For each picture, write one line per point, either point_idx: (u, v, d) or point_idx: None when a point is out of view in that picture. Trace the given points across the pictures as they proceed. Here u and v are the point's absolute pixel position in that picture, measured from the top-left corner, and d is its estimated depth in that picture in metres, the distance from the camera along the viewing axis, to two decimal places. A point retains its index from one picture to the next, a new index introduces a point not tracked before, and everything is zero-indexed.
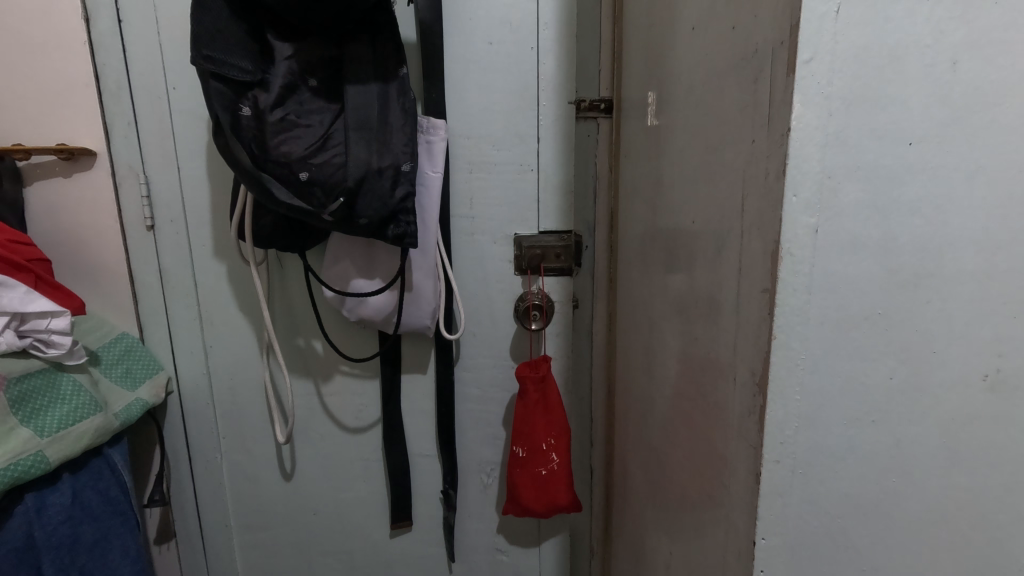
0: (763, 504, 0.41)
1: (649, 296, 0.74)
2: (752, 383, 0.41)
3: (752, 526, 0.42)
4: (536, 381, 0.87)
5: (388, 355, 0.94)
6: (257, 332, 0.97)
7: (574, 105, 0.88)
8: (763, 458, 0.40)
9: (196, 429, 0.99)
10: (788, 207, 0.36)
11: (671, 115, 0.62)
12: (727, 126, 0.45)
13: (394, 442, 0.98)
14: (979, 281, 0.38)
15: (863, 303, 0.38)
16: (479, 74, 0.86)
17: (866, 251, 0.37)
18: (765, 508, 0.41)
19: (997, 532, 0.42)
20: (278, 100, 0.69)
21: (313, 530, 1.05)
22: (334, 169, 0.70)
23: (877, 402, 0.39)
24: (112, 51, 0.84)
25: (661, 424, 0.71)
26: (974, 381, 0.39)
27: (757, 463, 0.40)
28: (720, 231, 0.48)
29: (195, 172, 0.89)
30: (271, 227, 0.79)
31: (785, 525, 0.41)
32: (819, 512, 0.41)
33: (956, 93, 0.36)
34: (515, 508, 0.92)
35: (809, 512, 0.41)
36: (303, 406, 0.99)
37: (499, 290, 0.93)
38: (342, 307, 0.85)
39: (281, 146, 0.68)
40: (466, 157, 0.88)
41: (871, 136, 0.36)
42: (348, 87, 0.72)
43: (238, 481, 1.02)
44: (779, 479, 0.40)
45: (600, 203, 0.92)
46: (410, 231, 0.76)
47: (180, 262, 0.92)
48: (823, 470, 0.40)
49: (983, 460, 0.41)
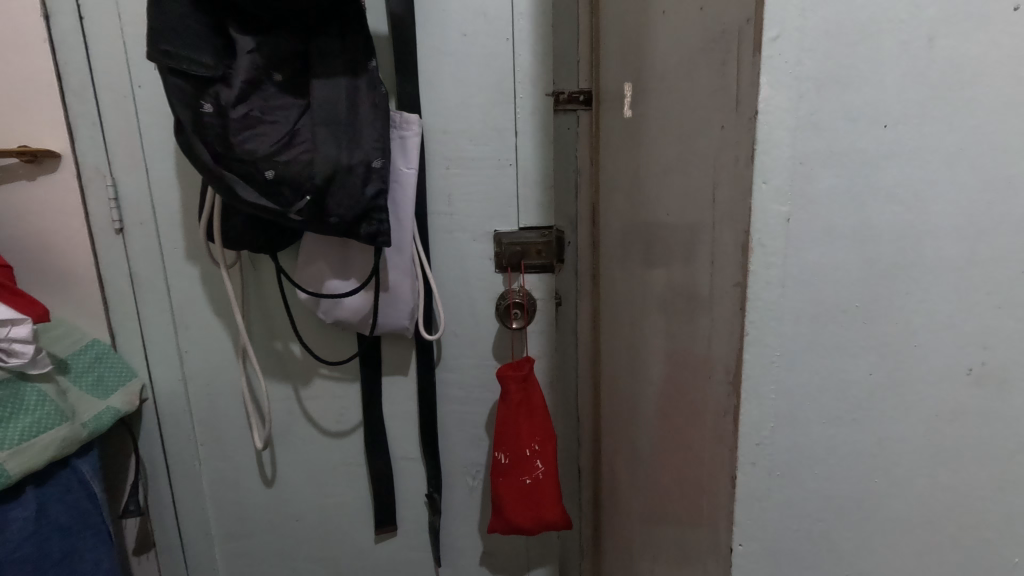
0: (740, 508, 0.39)
1: (635, 296, 0.70)
2: (727, 382, 0.39)
3: (729, 532, 0.40)
4: (518, 382, 0.84)
5: (367, 356, 0.92)
6: (233, 336, 0.94)
7: (552, 97, 0.85)
8: (738, 461, 0.38)
9: (173, 436, 0.96)
10: (758, 194, 0.34)
11: (646, 104, 0.60)
12: (698, 112, 0.43)
13: (377, 446, 0.96)
14: (962, 271, 0.36)
15: (841, 295, 0.36)
16: (454, 67, 0.83)
17: (842, 241, 0.35)
18: (742, 512, 0.39)
19: (987, 532, 0.40)
20: (242, 96, 0.66)
21: (297, 537, 1.02)
22: (301, 166, 0.67)
23: (859, 400, 0.37)
24: (75, 49, 0.81)
25: (647, 426, 0.68)
26: (959, 375, 0.37)
27: (733, 466, 0.38)
28: (694, 224, 0.46)
29: (165, 173, 0.87)
30: (241, 228, 0.77)
31: (764, 531, 0.39)
32: (801, 515, 0.39)
33: (934, 71, 0.34)
34: (501, 524, 0.90)
35: (791, 516, 0.39)
36: (282, 411, 0.96)
37: (480, 289, 0.91)
38: (317, 309, 0.83)
39: (246, 143, 0.66)
40: (444, 153, 0.86)
41: (845, 118, 0.34)
42: (316, 82, 0.69)
43: (218, 488, 1.00)
44: (756, 483, 0.38)
45: (582, 198, 0.89)
46: (384, 229, 0.74)
47: (152, 265, 0.90)
48: (803, 472, 0.38)
49: (970, 457, 0.39)
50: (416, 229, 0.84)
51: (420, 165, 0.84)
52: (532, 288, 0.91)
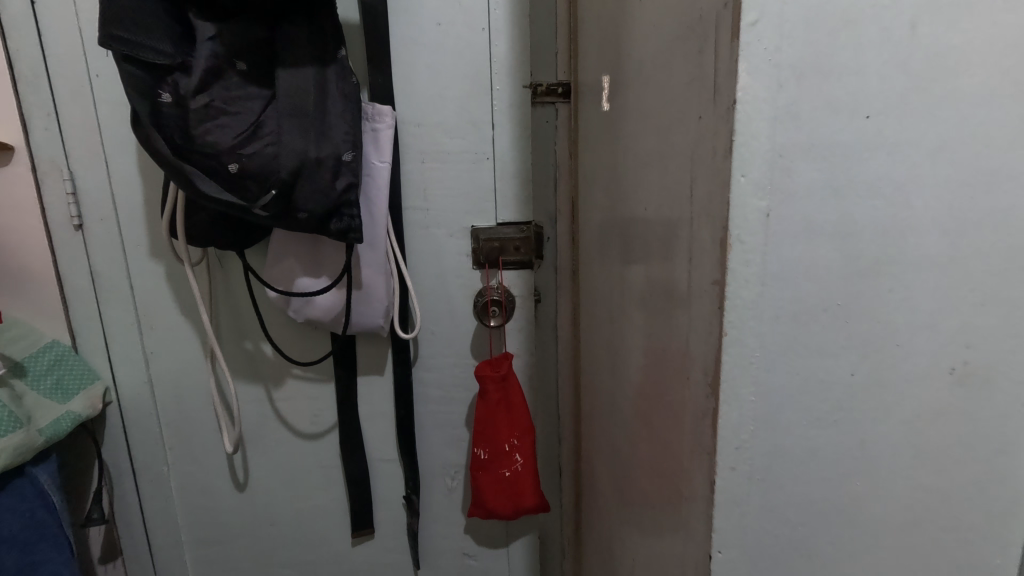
0: (719, 514, 0.37)
1: (614, 293, 0.69)
2: (705, 384, 0.37)
3: (708, 539, 0.38)
4: (497, 379, 0.82)
5: (342, 356, 0.90)
6: (201, 336, 0.91)
7: (530, 90, 0.83)
8: (717, 466, 0.37)
9: (139, 440, 0.93)
10: (736, 188, 0.33)
11: (624, 96, 0.58)
12: (675, 103, 0.42)
13: (353, 447, 0.94)
14: (945, 267, 0.35)
15: (821, 293, 0.35)
16: (428, 58, 0.81)
17: (823, 236, 0.34)
18: (720, 518, 0.37)
19: (968, 533, 0.39)
20: (203, 85, 0.63)
21: (271, 542, 1.00)
22: (266, 160, 0.65)
23: (840, 401, 0.36)
24: (27, 35, 0.77)
25: (627, 425, 0.67)
26: (941, 374, 0.36)
27: (711, 471, 0.37)
28: (672, 219, 0.44)
29: (126, 167, 0.83)
30: (206, 224, 0.74)
31: (742, 537, 0.38)
32: (781, 520, 0.38)
33: (916, 60, 0.32)
34: (481, 512, 0.88)
35: (770, 521, 0.38)
36: (254, 413, 0.94)
37: (457, 286, 0.89)
38: (287, 308, 0.80)
39: (207, 135, 0.63)
40: (419, 146, 0.84)
41: (826, 109, 0.32)
42: (282, 71, 0.66)
43: (188, 493, 0.97)
44: (735, 488, 0.37)
45: (561, 193, 0.87)
46: (355, 225, 0.71)
47: (114, 263, 0.86)
48: (783, 476, 0.37)
49: (951, 458, 0.38)
50: (390, 225, 0.82)
51: (394, 159, 0.82)
52: (511, 284, 0.89)
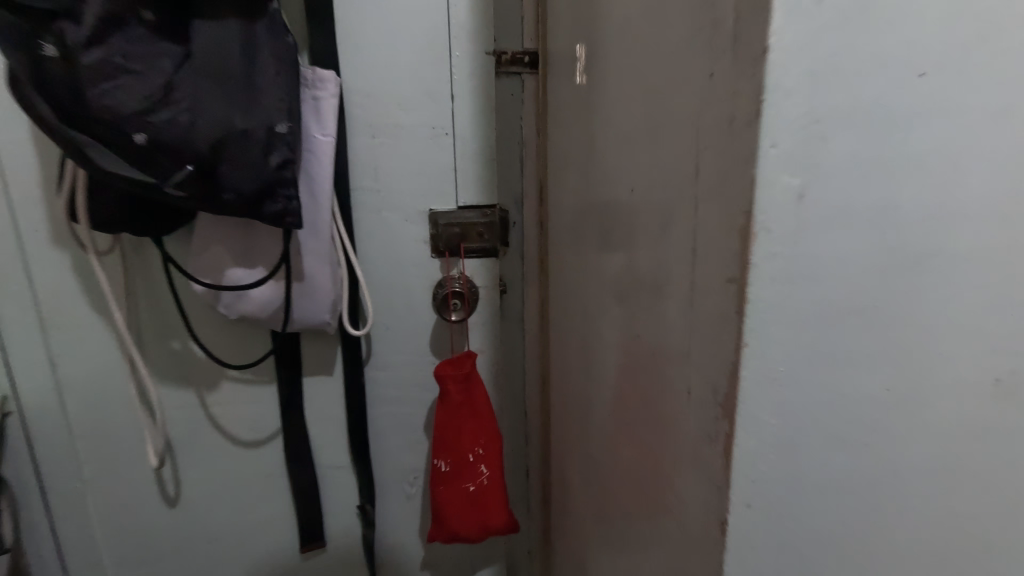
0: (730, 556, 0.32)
1: (589, 287, 0.62)
2: (715, 404, 0.31)
3: None
4: (459, 382, 0.75)
5: (284, 356, 0.80)
6: (117, 335, 0.79)
7: (494, 57, 0.74)
8: (730, 501, 0.31)
9: (48, 453, 0.81)
10: (764, 161, 0.26)
11: (604, 60, 0.50)
12: (673, 61, 0.35)
13: (300, 456, 0.85)
14: (996, 261, 0.29)
15: (857, 293, 0.28)
16: (378, 18, 0.71)
17: (863, 224, 0.28)
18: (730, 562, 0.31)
19: (997, 564, 0.35)
20: (96, 36, 0.51)
21: (208, 560, 0.90)
22: (180, 130, 0.54)
23: (871, 421, 0.30)
24: None
25: (604, 432, 0.61)
26: (982, 387, 0.31)
27: (722, 506, 0.31)
28: (665, 201, 0.37)
29: (17, 137, 0.70)
30: (112, 206, 0.62)
31: None
32: (798, 562, 0.32)
33: (978, 7, 0.26)
34: (442, 533, 0.80)
35: (786, 563, 0.32)
36: (184, 420, 0.83)
37: (414, 276, 0.80)
38: (217, 303, 0.70)
39: (104, 99, 0.52)
40: (368, 120, 0.74)
41: (874, 63, 0.26)
42: (199, 24, 0.56)
43: (108, 511, 0.86)
44: (747, 525, 0.31)
45: (528, 174, 0.80)
46: (292, 209, 0.61)
47: (7, 251, 0.73)
48: (803, 510, 0.31)
49: (986, 483, 0.33)
50: (336, 209, 0.72)
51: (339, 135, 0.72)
52: (473, 274, 0.81)
